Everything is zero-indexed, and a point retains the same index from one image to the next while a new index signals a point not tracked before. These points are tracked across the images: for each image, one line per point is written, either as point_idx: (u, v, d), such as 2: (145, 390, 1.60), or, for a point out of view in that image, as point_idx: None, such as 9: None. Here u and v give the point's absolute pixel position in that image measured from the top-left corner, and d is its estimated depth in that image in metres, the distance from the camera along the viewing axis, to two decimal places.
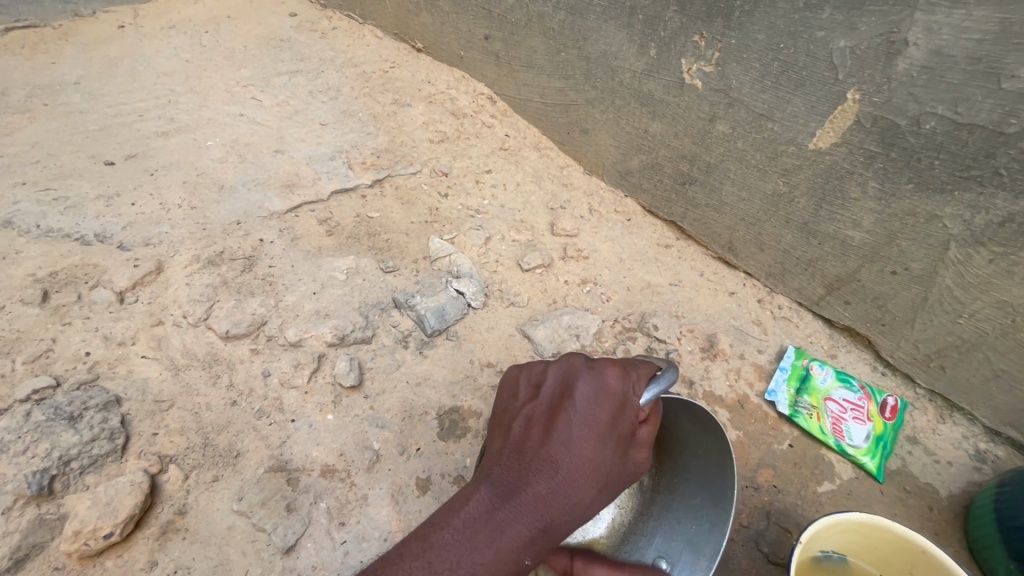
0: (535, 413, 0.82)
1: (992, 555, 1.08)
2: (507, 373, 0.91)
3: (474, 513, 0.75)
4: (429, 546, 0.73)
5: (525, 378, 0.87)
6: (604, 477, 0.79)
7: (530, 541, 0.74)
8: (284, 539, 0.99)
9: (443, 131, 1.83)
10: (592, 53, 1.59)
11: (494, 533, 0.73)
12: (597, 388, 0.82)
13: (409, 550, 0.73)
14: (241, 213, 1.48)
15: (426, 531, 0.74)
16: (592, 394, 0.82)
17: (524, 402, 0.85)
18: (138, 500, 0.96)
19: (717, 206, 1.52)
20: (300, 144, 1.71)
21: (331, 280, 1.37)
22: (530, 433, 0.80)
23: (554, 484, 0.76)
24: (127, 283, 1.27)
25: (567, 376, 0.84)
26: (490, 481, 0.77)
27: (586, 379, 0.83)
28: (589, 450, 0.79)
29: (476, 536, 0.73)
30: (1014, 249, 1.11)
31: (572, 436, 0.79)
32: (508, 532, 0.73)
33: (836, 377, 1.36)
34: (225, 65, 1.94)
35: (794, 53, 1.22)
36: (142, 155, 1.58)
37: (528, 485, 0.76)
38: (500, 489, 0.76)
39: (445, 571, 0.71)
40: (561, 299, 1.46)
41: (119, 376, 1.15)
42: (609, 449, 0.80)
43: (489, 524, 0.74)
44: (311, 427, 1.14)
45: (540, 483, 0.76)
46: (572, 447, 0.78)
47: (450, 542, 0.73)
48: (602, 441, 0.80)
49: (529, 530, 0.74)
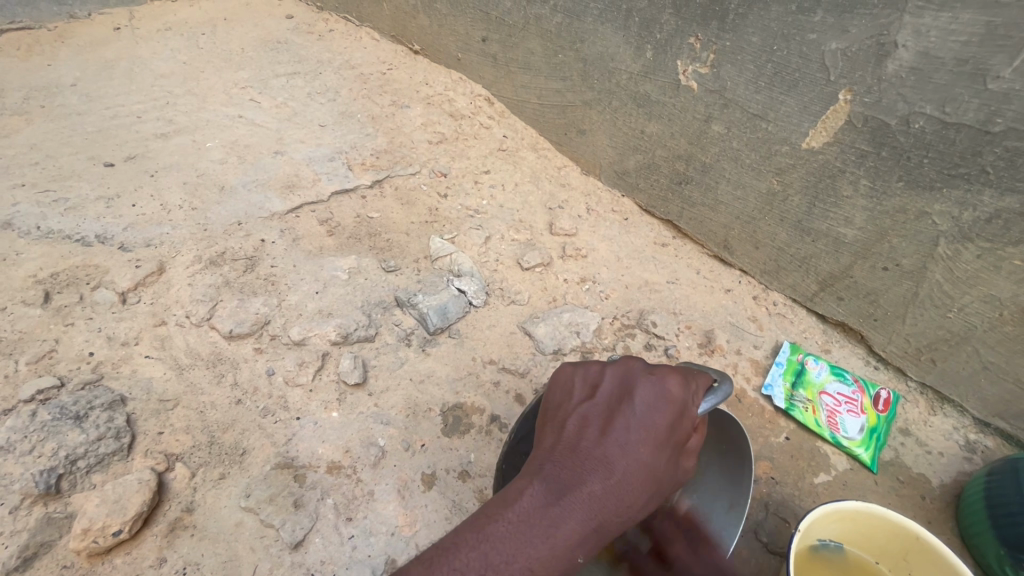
0: (591, 413, 0.82)
1: (983, 541, 1.11)
2: (561, 370, 0.89)
3: (529, 508, 0.73)
4: (486, 537, 0.70)
5: (581, 377, 0.86)
6: (657, 481, 0.78)
7: (585, 537, 0.73)
8: (292, 535, 1.00)
9: (441, 132, 1.84)
10: (589, 55, 1.62)
11: (549, 529, 0.71)
12: (657, 393, 0.81)
13: (466, 539, 0.70)
14: (242, 214, 1.49)
15: (481, 521, 0.72)
16: (652, 399, 0.81)
17: (579, 401, 0.84)
18: (146, 498, 0.97)
19: (713, 205, 1.55)
20: (299, 145, 1.72)
21: (334, 280, 1.38)
22: (585, 431, 0.80)
23: (610, 484, 0.75)
24: (129, 284, 1.28)
25: (625, 379, 0.83)
26: (544, 476, 0.76)
27: (646, 383, 0.82)
28: (645, 454, 0.78)
29: (531, 531, 0.71)
30: (1001, 245, 1.14)
31: (631, 438, 0.78)
32: (563, 530, 0.72)
33: (830, 371, 1.39)
34: (223, 67, 1.95)
35: (787, 54, 1.25)
36: (141, 156, 1.59)
37: (584, 483, 0.75)
38: (556, 485, 0.75)
39: (503, 563, 0.68)
40: (561, 297, 1.48)
41: (123, 376, 1.15)
42: (664, 453, 0.79)
43: (544, 520, 0.72)
44: (316, 424, 1.15)
45: (597, 482, 0.75)
46: (629, 448, 0.77)
47: (505, 535, 0.70)
48: (659, 445, 0.79)
49: (583, 529, 0.73)
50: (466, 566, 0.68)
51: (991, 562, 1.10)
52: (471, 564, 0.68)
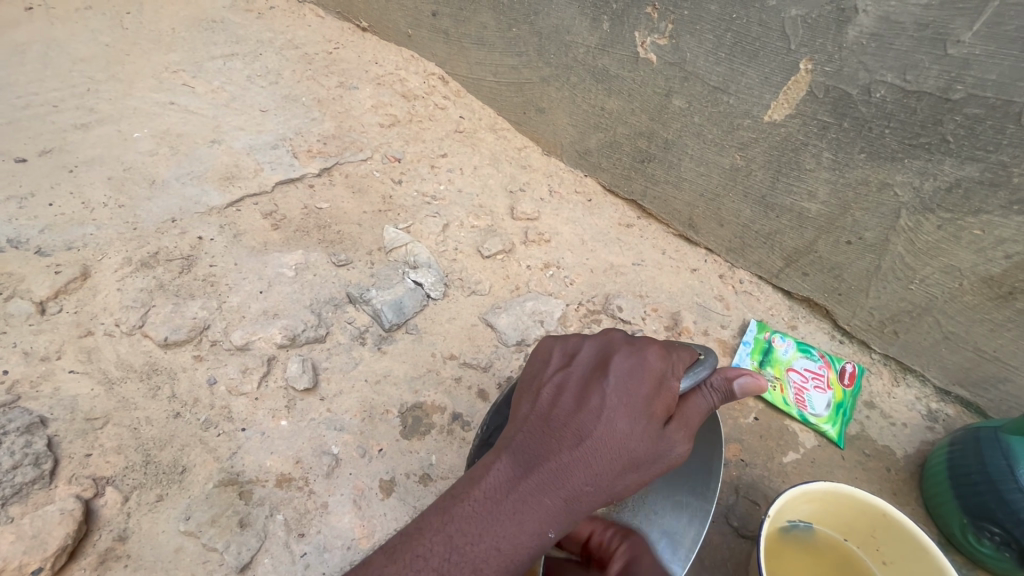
0: (566, 382, 0.76)
1: (946, 511, 1.12)
2: (540, 341, 0.84)
3: (496, 483, 0.70)
4: (450, 520, 0.68)
5: (559, 347, 0.80)
6: (635, 456, 0.72)
7: (556, 515, 0.69)
8: (238, 557, 0.93)
9: (393, 114, 1.74)
10: (544, 28, 1.53)
11: (516, 506, 0.69)
12: (636, 364, 0.75)
13: (430, 524, 0.68)
14: (176, 210, 1.37)
15: (446, 504, 0.70)
16: (629, 370, 0.75)
17: (555, 370, 0.78)
18: (70, 530, 0.89)
19: (676, 182, 1.50)
20: (239, 132, 1.59)
21: (279, 278, 1.29)
22: (558, 402, 0.75)
23: (580, 455, 0.71)
24: (48, 292, 1.16)
25: (604, 348, 0.78)
26: (513, 450, 0.72)
27: (625, 354, 0.76)
28: (620, 426, 0.72)
29: (498, 508, 0.69)
30: (961, 214, 1.12)
31: (605, 408, 0.73)
32: (530, 505, 0.69)
33: (797, 348, 1.38)
34: (151, 49, 1.78)
35: (747, 22, 1.20)
36: (59, 150, 1.43)
37: (552, 456, 0.71)
38: (523, 458, 0.71)
39: (468, 545, 0.67)
40: (524, 284, 1.42)
41: (44, 395, 1.04)
42: (642, 425, 0.73)
43: (510, 496, 0.69)
44: (264, 435, 1.08)
45: (567, 453, 0.71)
46: (602, 419, 0.72)
47: (470, 514, 0.68)
48: (636, 417, 0.73)
49: (552, 503, 0.69)
50: (429, 553, 0.66)
51: (954, 531, 1.11)
52: (436, 549, 0.66)
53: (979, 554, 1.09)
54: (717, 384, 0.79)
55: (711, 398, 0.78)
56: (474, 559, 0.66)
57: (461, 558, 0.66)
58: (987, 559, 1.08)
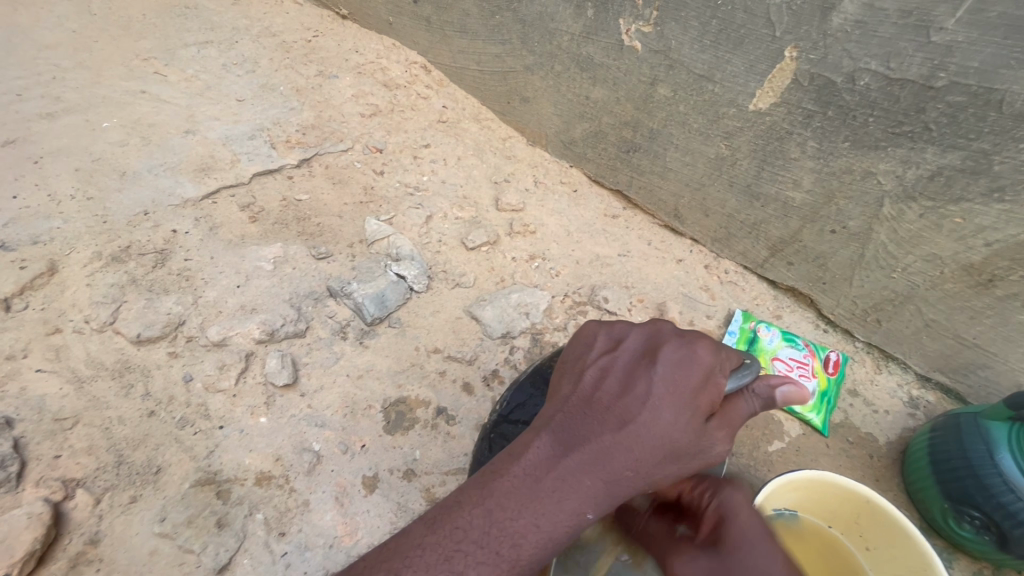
0: (611, 366, 0.75)
1: (928, 496, 1.13)
2: (585, 325, 0.83)
3: (536, 461, 0.69)
4: (490, 494, 0.67)
5: (605, 332, 0.79)
6: (678, 446, 0.71)
7: (595, 498, 0.68)
8: (216, 558, 0.91)
9: (374, 104, 1.70)
10: (528, 16, 1.51)
11: (555, 484, 0.67)
12: (685, 356, 0.73)
13: (469, 498, 0.67)
14: (148, 202, 1.32)
15: (486, 478, 0.68)
16: (677, 360, 0.73)
17: (600, 353, 0.77)
18: (39, 534, 0.86)
19: (661, 172, 1.49)
20: (214, 123, 1.54)
21: (257, 271, 1.25)
22: (601, 384, 0.73)
23: (622, 439, 0.69)
24: (12, 288, 1.11)
25: (652, 337, 0.77)
26: (554, 428, 0.71)
27: (674, 344, 0.74)
28: (665, 415, 0.70)
29: (538, 485, 0.67)
30: (942, 203, 1.13)
31: (651, 396, 0.71)
32: (570, 484, 0.67)
33: (782, 337, 1.38)
34: (120, 36, 1.70)
35: (732, 9, 1.19)
36: (23, 140, 1.37)
37: (595, 437, 0.69)
38: (565, 436, 0.70)
39: (507, 520, 0.65)
40: (509, 276, 1.40)
41: (9, 396, 1.00)
42: (686, 416, 0.71)
43: (551, 474, 0.68)
44: (242, 432, 1.05)
45: (609, 435, 0.69)
46: (647, 407, 0.71)
47: (508, 490, 0.67)
48: (682, 408, 0.71)
49: (592, 484, 0.68)
50: (469, 525, 0.65)
51: (935, 515, 1.13)
52: (475, 521, 0.65)
53: (959, 538, 1.10)
54: (760, 391, 0.78)
55: (754, 403, 0.77)
56: (512, 534, 0.65)
57: (499, 533, 0.65)
58: (968, 543, 1.09)
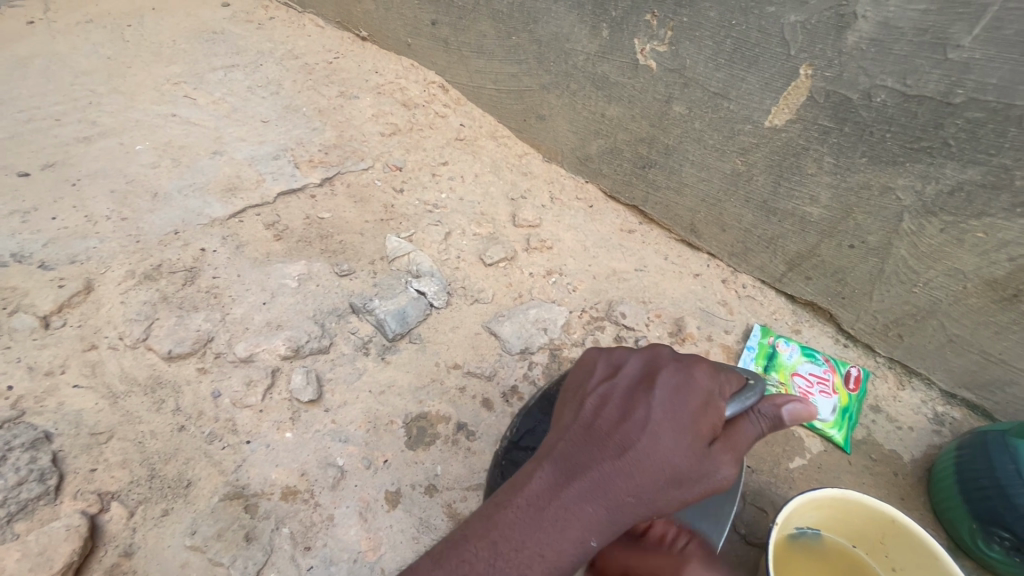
0: (610, 393, 0.76)
1: (956, 516, 1.11)
2: (586, 353, 0.85)
3: (539, 490, 0.70)
4: (494, 526, 0.68)
5: (604, 359, 0.81)
6: (679, 472, 0.71)
7: (599, 525, 0.68)
8: (245, 571, 0.93)
9: (394, 123, 1.74)
10: (543, 36, 1.54)
11: (558, 513, 0.68)
12: (681, 380, 0.75)
13: (474, 529, 0.68)
14: (178, 221, 1.37)
15: (490, 510, 0.69)
16: (674, 385, 0.74)
17: (599, 381, 0.78)
18: (77, 546, 0.89)
19: (677, 187, 1.50)
20: (240, 144, 1.59)
21: (282, 289, 1.29)
22: (601, 412, 0.74)
23: (622, 466, 0.69)
24: (52, 306, 1.15)
25: (650, 362, 0.78)
26: (556, 457, 0.71)
27: (671, 369, 0.75)
28: (665, 440, 0.71)
29: (542, 514, 0.68)
30: (964, 217, 1.12)
31: (650, 421, 0.72)
32: (574, 512, 0.68)
33: (801, 352, 1.37)
34: (152, 62, 1.77)
35: (746, 29, 1.20)
36: (62, 163, 1.43)
37: (595, 465, 0.70)
38: (566, 466, 0.71)
39: (511, 550, 0.66)
40: (527, 292, 1.42)
41: (48, 410, 1.04)
42: (687, 441, 0.72)
43: (553, 504, 0.68)
44: (268, 447, 1.08)
45: (609, 463, 0.70)
46: (646, 432, 0.71)
47: (512, 521, 0.68)
48: (681, 432, 0.72)
49: (594, 512, 0.68)
50: (474, 558, 0.66)
51: (963, 536, 1.10)
52: (480, 555, 0.66)
53: (989, 560, 1.08)
54: (766, 411, 0.78)
55: (760, 424, 0.77)
56: (518, 565, 0.65)
57: (505, 564, 0.66)
58: (998, 565, 1.07)
